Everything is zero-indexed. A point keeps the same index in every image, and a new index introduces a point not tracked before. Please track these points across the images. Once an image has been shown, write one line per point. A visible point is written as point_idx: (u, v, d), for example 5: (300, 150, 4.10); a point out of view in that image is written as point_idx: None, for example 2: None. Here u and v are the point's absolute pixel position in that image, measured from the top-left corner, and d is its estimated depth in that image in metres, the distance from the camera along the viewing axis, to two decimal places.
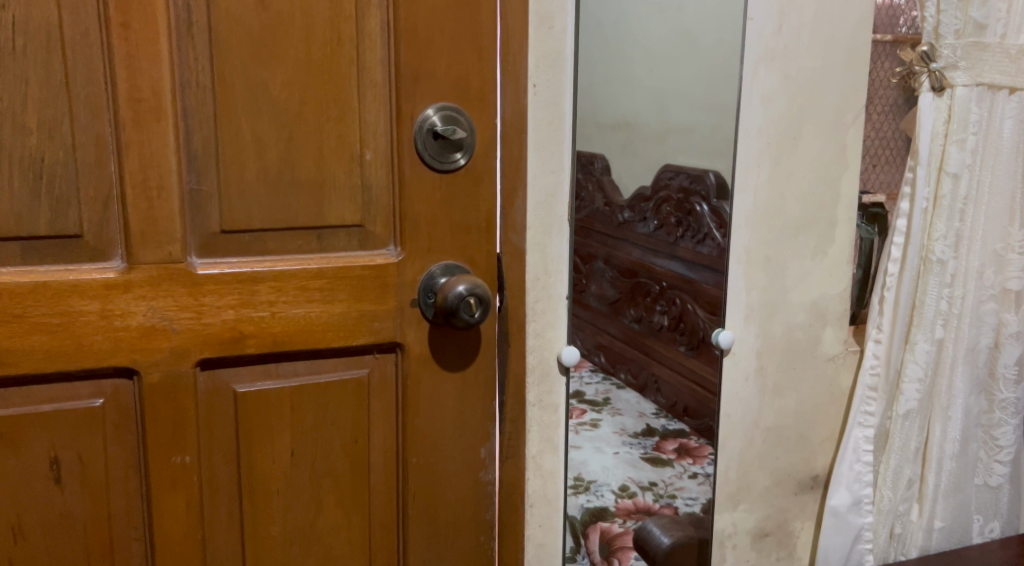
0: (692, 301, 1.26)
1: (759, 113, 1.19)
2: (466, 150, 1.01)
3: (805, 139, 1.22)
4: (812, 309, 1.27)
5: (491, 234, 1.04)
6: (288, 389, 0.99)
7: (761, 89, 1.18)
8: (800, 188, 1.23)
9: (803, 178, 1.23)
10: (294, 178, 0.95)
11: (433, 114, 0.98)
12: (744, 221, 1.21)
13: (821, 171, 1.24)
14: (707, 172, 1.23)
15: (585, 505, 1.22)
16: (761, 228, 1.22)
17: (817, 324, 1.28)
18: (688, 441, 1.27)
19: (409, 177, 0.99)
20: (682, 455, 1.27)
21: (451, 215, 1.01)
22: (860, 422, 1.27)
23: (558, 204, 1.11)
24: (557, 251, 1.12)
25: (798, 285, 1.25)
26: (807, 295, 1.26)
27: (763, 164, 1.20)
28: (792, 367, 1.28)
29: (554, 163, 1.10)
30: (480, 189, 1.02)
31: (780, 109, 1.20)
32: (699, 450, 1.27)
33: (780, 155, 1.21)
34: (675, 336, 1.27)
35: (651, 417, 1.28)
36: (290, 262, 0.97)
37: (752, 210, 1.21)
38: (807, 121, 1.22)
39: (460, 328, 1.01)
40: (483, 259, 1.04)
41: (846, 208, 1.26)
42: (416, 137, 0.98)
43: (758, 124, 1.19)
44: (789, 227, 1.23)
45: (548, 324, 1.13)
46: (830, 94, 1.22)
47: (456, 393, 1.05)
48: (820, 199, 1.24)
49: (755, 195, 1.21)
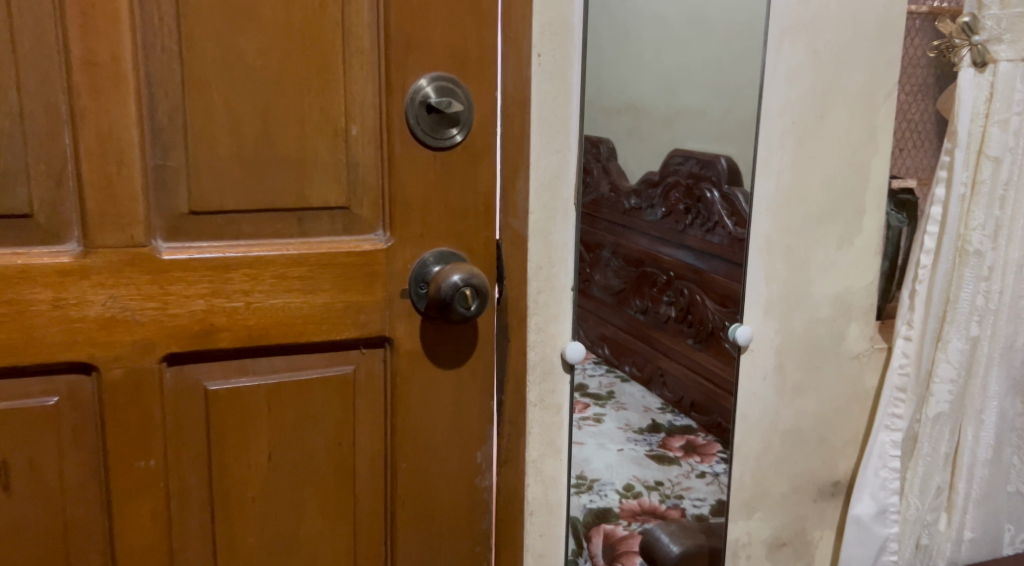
0: (701, 291, 1.21)
1: (784, 89, 1.09)
2: (463, 125, 0.91)
3: (832, 118, 1.12)
4: (836, 303, 1.18)
5: (490, 218, 0.94)
6: (265, 387, 0.90)
7: (786, 63, 1.09)
8: (825, 171, 1.13)
9: (829, 161, 1.13)
10: (272, 155, 0.86)
11: (428, 86, 0.89)
12: (765, 207, 1.11)
13: (849, 154, 1.14)
14: (718, 155, 1.19)
15: (587, 506, 1.13)
16: (783, 214, 1.12)
17: (842, 319, 1.19)
18: (695, 438, 1.20)
19: (399, 154, 0.90)
20: (690, 453, 1.20)
21: (446, 197, 0.92)
22: (886, 424, 1.19)
23: (564, 187, 1.01)
24: (561, 238, 1.02)
25: (821, 277, 1.16)
26: (831, 288, 1.17)
27: (787, 145, 1.11)
28: (814, 365, 1.18)
29: (560, 141, 1.00)
30: (478, 169, 0.93)
31: (806, 85, 1.10)
32: (709, 447, 1.19)
33: (806, 135, 1.11)
34: (682, 328, 1.23)
35: (656, 412, 1.23)
36: (267, 247, 0.88)
37: (773, 195, 1.12)
38: (835, 99, 1.12)
39: (456, 322, 0.91)
40: (480, 245, 0.94)
41: (874, 195, 1.17)
42: (408, 111, 0.89)
43: (783, 101, 1.10)
44: (814, 214, 1.14)
45: (552, 318, 1.03)
46: (860, 69, 1.12)
47: (450, 392, 0.96)
48: (846, 184, 1.15)
49: (777, 180, 1.11)
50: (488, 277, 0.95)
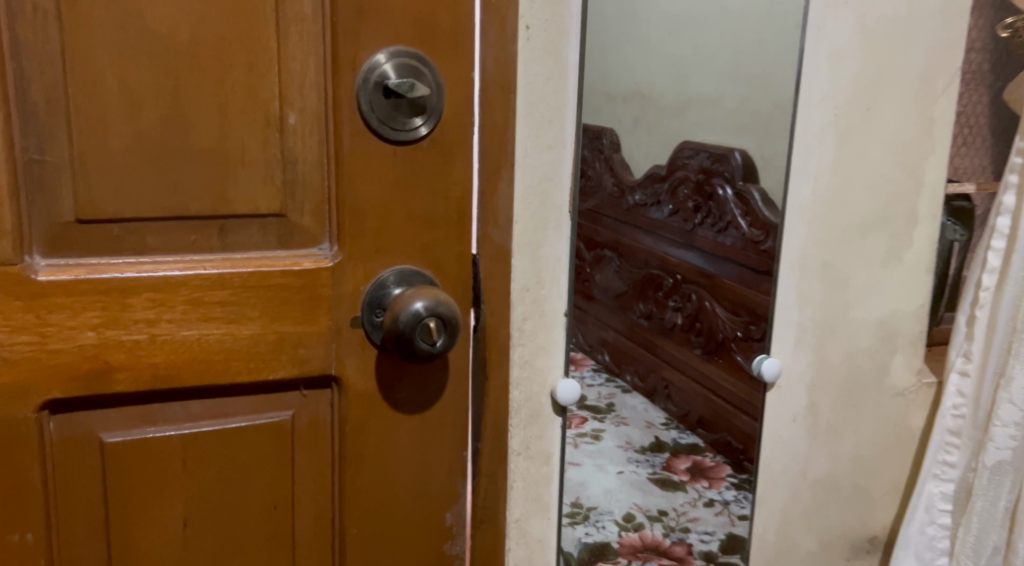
0: (709, 298, 1.15)
1: (823, 74, 0.91)
2: (429, 114, 0.72)
3: (881, 111, 0.94)
4: (879, 330, 1.00)
5: (465, 229, 0.76)
6: (177, 439, 0.72)
7: (827, 43, 0.91)
8: (871, 175, 0.96)
9: (875, 162, 0.95)
10: (183, 148, 0.68)
11: (387, 62, 0.70)
12: (800, 216, 0.93)
13: (900, 155, 0.97)
14: (732, 149, 1.17)
15: (582, 539, 0.99)
16: (821, 225, 0.94)
17: (885, 349, 1.01)
18: (704, 461, 1.09)
19: (350, 149, 0.71)
20: (698, 477, 1.09)
21: (408, 203, 0.73)
22: (934, 473, 1.02)
23: (558, 191, 0.81)
24: (553, 253, 0.82)
25: (862, 300, 0.99)
26: (874, 311, 1.00)
27: (827, 142, 0.93)
28: (851, 403, 1.01)
29: (553, 134, 0.80)
30: (451, 168, 0.74)
31: (851, 70, 0.92)
32: (716, 469, 1.07)
33: (850, 130, 0.93)
34: (686, 336, 1.18)
35: (659, 429, 1.16)
36: (179, 265, 0.69)
37: (811, 202, 0.93)
38: (884, 87, 0.94)
39: (414, 360, 0.72)
40: (453, 262, 0.76)
41: (926, 202, 0.99)
42: (360, 94, 0.70)
43: (824, 89, 0.92)
44: (856, 225, 0.96)
45: (539, 350, 0.84)
46: (916, 52, 0.94)
47: (413, 444, 0.78)
48: (894, 189, 0.97)
49: (815, 184, 0.93)
50: (461, 302, 0.77)
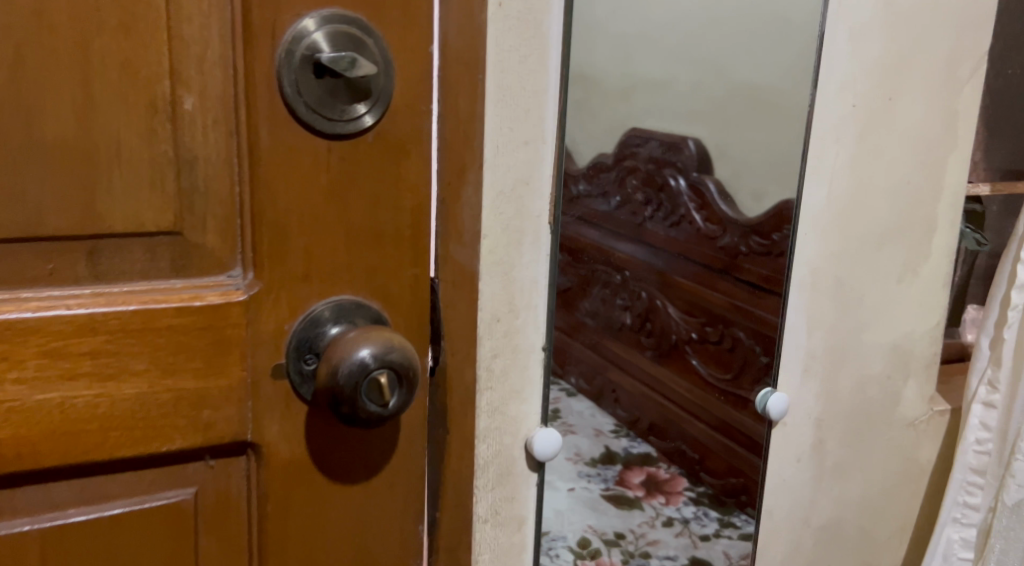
0: (662, 299, 1.60)
1: (843, 56, 0.77)
2: (375, 99, 0.54)
3: (904, 99, 0.80)
4: (892, 354, 0.87)
5: (420, 249, 0.58)
6: (34, 537, 0.54)
7: (849, 20, 0.76)
8: (890, 174, 0.82)
9: (896, 158, 0.81)
10: (34, 142, 0.49)
11: (317, 30, 0.52)
12: (813, 226, 0.79)
13: (922, 152, 0.83)
14: (683, 140, 1.61)
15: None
16: (835, 236, 0.80)
17: (898, 375, 0.88)
18: (658, 475, 1.45)
19: (269, 146, 0.53)
20: (653, 492, 1.42)
21: (348, 217, 0.56)
22: (954, 517, 0.90)
23: (536, 199, 0.66)
24: (529, 275, 0.67)
25: (877, 319, 0.85)
26: (889, 333, 0.86)
27: (845, 138, 0.79)
28: (860, 441, 0.88)
29: (530, 128, 0.64)
30: (403, 169, 0.57)
31: (873, 51, 0.77)
32: (671, 481, 1.43)
33: (870, 123, 0.79)
34: (640, 338, 1.62)
35: (614, 436, 1.49)
36: (31, 304, 0.51)
37: (824, 209, 0.79)
38: (909, 71, 0.80)
39: (357, 425, 0.54)
40: (406, 292, 0.59)
41: (947, 209, 0.86)
42: (281, 74, 0.52)
43: (843, 73, 0.77)
44: (873, 234, 0.82)
45: (512, 394, 0.69)
46: (941, 30, 0.80)
47: (355, 522, 0.61)
48: (914, 190, 0.83)
49: (830, 187, 0.79)
50: (416, 341, 0.60)
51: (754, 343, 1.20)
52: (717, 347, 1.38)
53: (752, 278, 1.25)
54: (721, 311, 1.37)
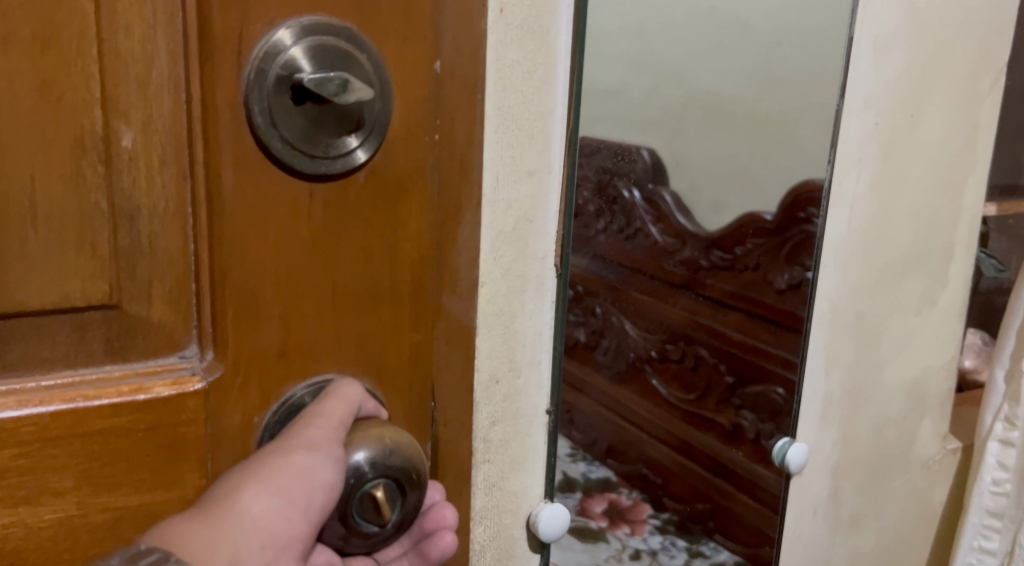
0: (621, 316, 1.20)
1: (869, 75, 0.76)
2: (368, 128, 0.42)
3: (925, 122, 0.81)
4: (910, 390, 0.90)
5: (423, 311, 0.46)
6: None
7: (874, 30, 0.75)
8: (912, 198, 0.83)
9: (916, 184, 0.83)
10: None
11: (294, 45, 0.40)
12: (835, 258, 0.80)
13: (940, 176, 0.84)
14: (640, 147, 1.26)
15: None
16: (856, 269, 0.81)
17: (915, 416, 0.91)
18: (620, 499, 1.19)
19: (233, 189, 0.41)
20: (617, 522, 1.13)
21: (334, 278, 0.43)
22: (970, 562, 0.92)
23: (540, 237, 0.56)
24: (532, 327, 0.58)
25: (896, 355, 0.88)
26: (909, 368, 0.89)
27: (867, 159, 0.79)
28: (875, 484, 0.90)
29: (535, 155, 0.55)
30: (402, 217, 0.44)
31: (898, 61, 0.77)
32: (635, 508, 1.19)
33: (892, 146, 0.79)
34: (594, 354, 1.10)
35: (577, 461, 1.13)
36: None
37: (847, 240, 0.80)
38: (931, 93, 0.80)
39: (369, 550, 0.46)
40: (403, 365, 0.46)
41: (963, 235, 0.89)
42: (250, 99, 0.40)
43: (866, 90, 0.76)
44: (894, 267, 0.84)
45: (511, 468, 0.60)
46: (958, 54, 0.81)
47: None
48: (933, 217, 0.85)
49: (852, 215, 0.79)
50: (413, 428, 0.48)
51: (719, 363, 1.12)
52: (679, 367, 1.20)
53: (714, 294, 1.15)
54: (682, 326, 1.19)
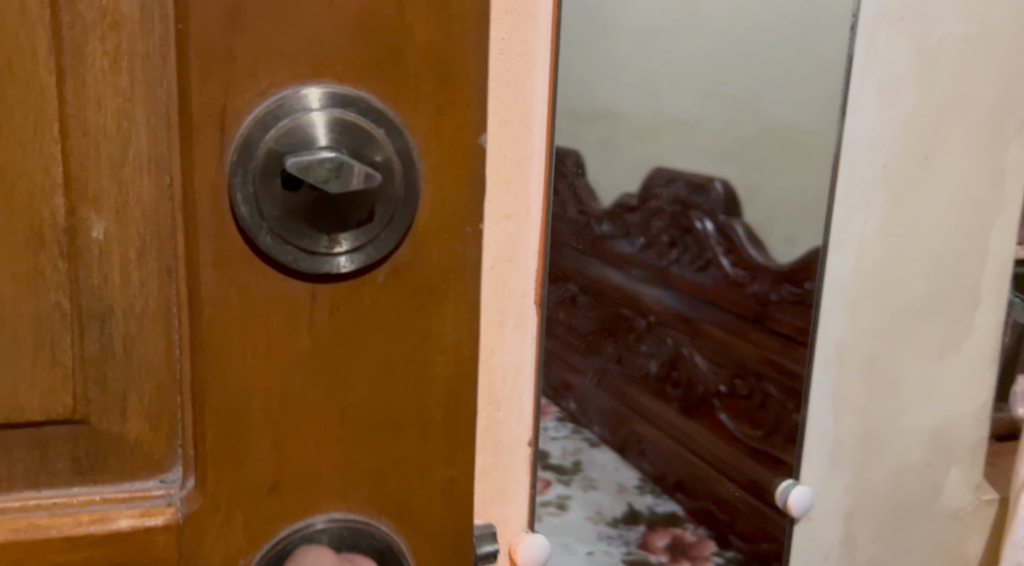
0: (687, 345, 1.17)
1: (873, 116, 0.74)
2: (380, 215, 0.34)
3: (941, 161, 0.76)
4: (933, 439, 0.83)
5: (461, 433, 0.37)
6: None
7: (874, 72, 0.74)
8: (932, 239, 0.78)
9: (935, 224, 0.77)
10: None
11: (299, 116, 0.33)
12: (841, 300, 0.77)
13: (959, 216, 0.78)
14: (712, 180, 1.16)
15: None
16: (867, 312, 0.78)
17: (938, 464, 0.84)
18: (684, 536, 1.14)
19: (217, 290, 0.34)
20: (677, 557, 1.11)
21: (346, 398, 0.35)
22: None
23: (520, 278, 0.49)
24: (512, 361, 0.50)
25: (916, 403, 0.81)
26: (931, 416, 0.82)
27: (873, 202, 0.76)
28: (893, 532, 0.84)
29: (512, 200, 0.48)
30: (433, 324, 0.36)
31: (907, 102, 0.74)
32: (699, 544, 1.13)
33: (903, 187, 0.76)
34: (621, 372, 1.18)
35: (633, 494, 1.19)
36: None
37: (852, 282, 0.77)
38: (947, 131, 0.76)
39: None
40: (436, 509, 0.37)
41: (994, 277, 0.81)
42: (233, 183, 0.33)
43: (871, 132, 0.75)
44: (909, 312, 0.79)
45: (493, 497, 0.53)
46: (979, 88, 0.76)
47: None
48: (956, 257, 0.79)
49: (858, 257, 0.77)
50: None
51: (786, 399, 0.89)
52: (747, 404, 1.05)
53: (784, 328, 0.92)
54: (750, 361, 1.03)
